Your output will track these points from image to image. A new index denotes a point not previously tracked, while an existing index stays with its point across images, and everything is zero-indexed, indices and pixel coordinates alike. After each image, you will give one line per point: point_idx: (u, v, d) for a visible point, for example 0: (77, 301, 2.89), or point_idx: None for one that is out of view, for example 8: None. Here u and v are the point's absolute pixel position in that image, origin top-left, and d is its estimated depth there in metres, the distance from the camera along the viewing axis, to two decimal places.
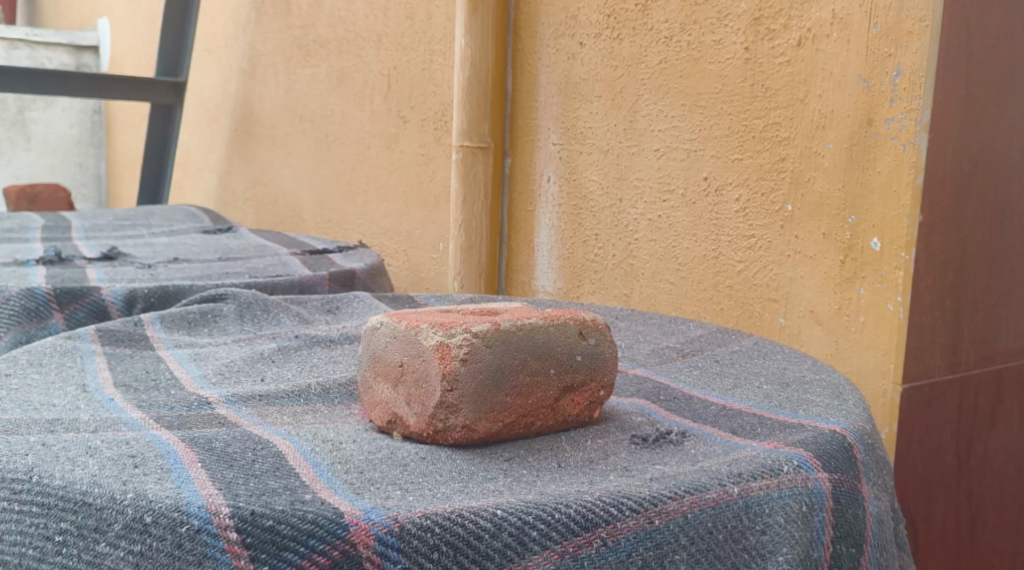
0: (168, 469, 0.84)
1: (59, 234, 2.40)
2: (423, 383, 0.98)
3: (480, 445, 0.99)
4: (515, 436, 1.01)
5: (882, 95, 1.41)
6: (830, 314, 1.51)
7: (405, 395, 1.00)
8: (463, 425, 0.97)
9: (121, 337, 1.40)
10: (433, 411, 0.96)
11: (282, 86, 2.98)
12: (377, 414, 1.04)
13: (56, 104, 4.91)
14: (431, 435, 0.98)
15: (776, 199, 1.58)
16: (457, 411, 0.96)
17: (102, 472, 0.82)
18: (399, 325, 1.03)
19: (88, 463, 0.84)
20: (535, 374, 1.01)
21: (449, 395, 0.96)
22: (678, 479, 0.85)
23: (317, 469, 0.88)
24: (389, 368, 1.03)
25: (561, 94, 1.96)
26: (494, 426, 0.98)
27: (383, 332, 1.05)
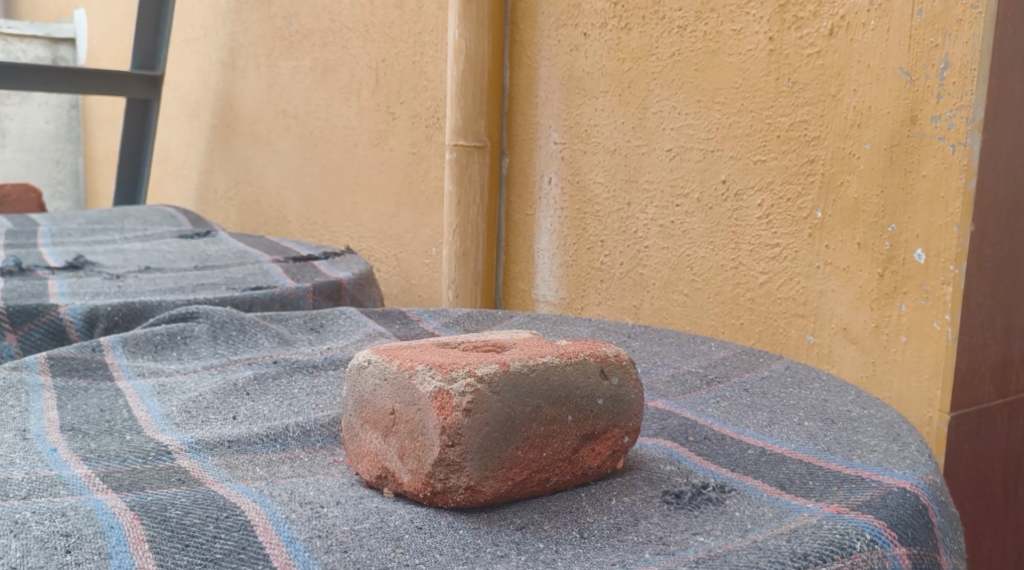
0: (106, 556, 0.72)
1: (23, 239, 2.25)
2: (419, 435, 0.85)
3: (487, 508, 0.86)
4: (526, 494, 0.88)
5: (928, 90, 1.26)
6: (865, 332, 1.37)
7: (397, 449, 0.87)
8: (467, 486, 0.84)
9: (75, 367, 1.27)
10: (431, 471, 0.84)
11: (263, 80, 2.82)
12: (362, 466, 0.91)
13: (32, 99, 4.75)
14: (428, 496, 0.85)
15: (804, 205, 1.42)
16: (460, 470, 0.83)
17: (24, 563, 0.71)
18: (391, 366, 0.88)
19: (9, 548, 0.73)
20: (552, 423, 0.88)
21: (450, 452, 0.83)
22: (733, 563, 0.74)
23: (292, 553, 0.75)
24: (378, 415, 0.89)
25: (564, 89, 1.80)
26: (505, 486, 0.86)
27: (371, 372, 0.91)
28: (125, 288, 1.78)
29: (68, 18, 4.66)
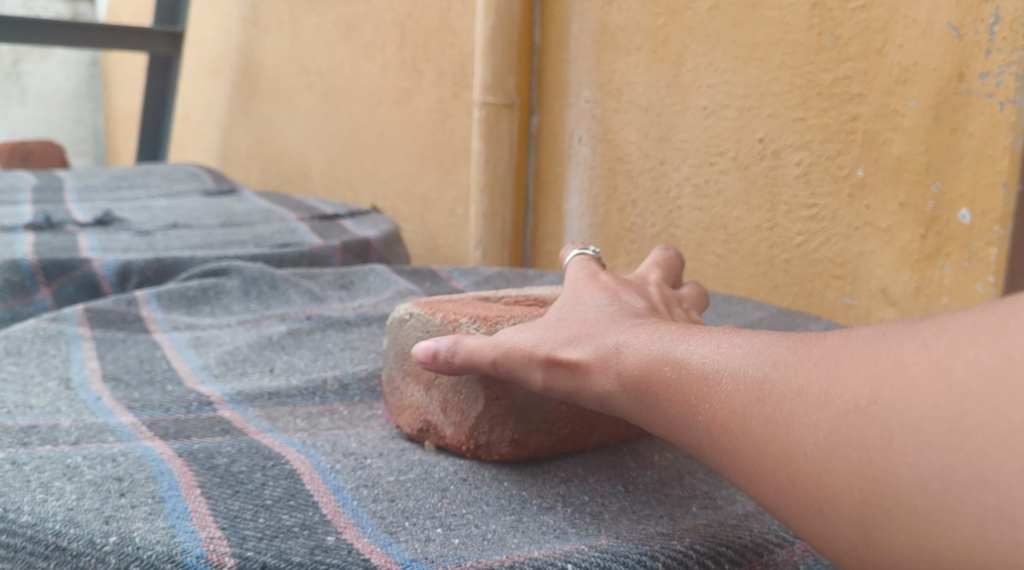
0: (161, 500, 0.80)
1: (50, 195, 2.24)
2: (463, 389, 0.92)
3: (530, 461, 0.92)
4: (571, 450, 0.94)
5: (977, 46, 1.22)
6: (906, 294, 1.33)
7: (439, 403, 0.94)
8: (511, 440, 0.91)
9: (112, 319, 1.27)
10: (473, 424, 0.91)
11: (286, 36, 2.78)
12: (405, 418, 0.97)
13: (53, 56, 4.79)
14: (472, 449, 0.92)
15: (844, 164, 1.38)
16: (504, 424, 0.91)
17: (81, 506, 0.79)
18: (436, 321, 0.96)
19: (65, 493, 0.81)
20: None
21: (495, 405, 0.91)
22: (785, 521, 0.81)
23: (341, 500, 0.82)
24: (420, 367, 0.96)
25: (596, 45, 1.74)
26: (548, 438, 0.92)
27: (413, 325, 0.98)
28: (154, 244, 1.77)
29: None
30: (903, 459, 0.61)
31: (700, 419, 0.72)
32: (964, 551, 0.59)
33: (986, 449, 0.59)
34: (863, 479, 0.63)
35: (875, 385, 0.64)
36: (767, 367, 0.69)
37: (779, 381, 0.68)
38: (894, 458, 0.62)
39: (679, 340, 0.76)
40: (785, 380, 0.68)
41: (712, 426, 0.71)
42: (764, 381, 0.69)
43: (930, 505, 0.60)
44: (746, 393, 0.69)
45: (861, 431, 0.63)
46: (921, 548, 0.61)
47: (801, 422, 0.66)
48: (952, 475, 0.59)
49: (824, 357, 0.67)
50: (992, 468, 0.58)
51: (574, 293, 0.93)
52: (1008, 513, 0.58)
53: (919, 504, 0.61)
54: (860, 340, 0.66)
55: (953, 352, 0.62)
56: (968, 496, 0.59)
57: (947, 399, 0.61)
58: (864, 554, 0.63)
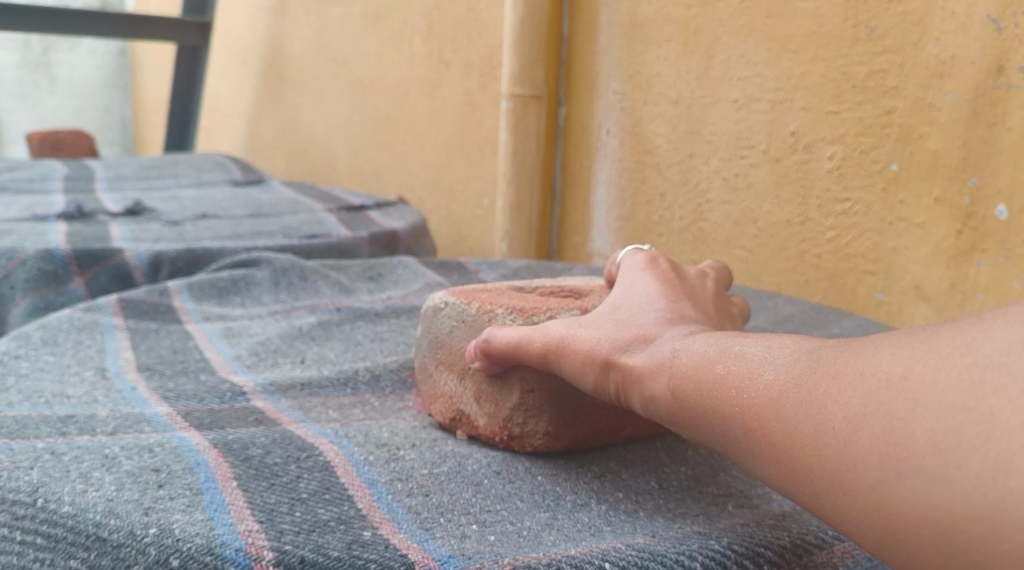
0: (199, 492, 0.80)
1: (80, 185, 2.25)
2: (498, 380, 0.93)
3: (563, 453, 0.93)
4: (603, 443, 0.94)
5: (1016, 39, 1.20)
6: (940, 291, 1.32)
7: (472, 393, 0.95)
8: (545, 432, 0.91)
9: (145, 309, 1.27)
10: (507, 416, 0.92)
11: (313, 26, 2.78)
12: (439, 407, 0.98)
13: (80, 46, 4.83)
14: (505, 440, 0.92)
15: (878, 157, 1.36)
16: (539, 416, 0.91)
17: (120, 496, 0.79)
18: (471, 310, 0.96)
19: (104, 483, 0.81)
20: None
21: (530, 397, 0.91)
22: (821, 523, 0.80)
23: (376, 493, 0.82)
24: (454, 357, 0.97)
25: (625, 36, 1.72)
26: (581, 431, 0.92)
27: (447, 314, 0.99)
28: (184, 234, 1.77)
29: None
30: (921, 422, 0.62)
31: (735, 414, 0.71)
32: (963, 505, 0.59)
33: (1000, 413, 0.59)
34: (883, 443, 0.63)
35: (907, 362, 0.63)
36: (803, 347, 0.70)
37: (821, 375, 0.67)
38: (913, 422, 0.62)
39: (734, 344, 0.75)
40: (828, 371, 0.67)
41: (750, 422, 0.70)
42: (805, 372, 0.68)
43: (939, 462, 0.60)
44: (790, 386, 0.68)
45: (887, 403, 0.63)
46: (927, 507, 0.61)
47: (832, 398, 0.66)
48: (962, 434, 0.60)
49: (865, 345, 0.66)
50: (999, 426, 0.59)
51: (630, 291, 0.92)
52: (1006, 466, 0.58)
53: (927, 463, 0.61)
54: (900, 331, 0.66)
55: (986, 329, 0.61)
56: (974, 451, 0.59)
57: (972, 368, 0.61)
58: (876, 520, 0.63)
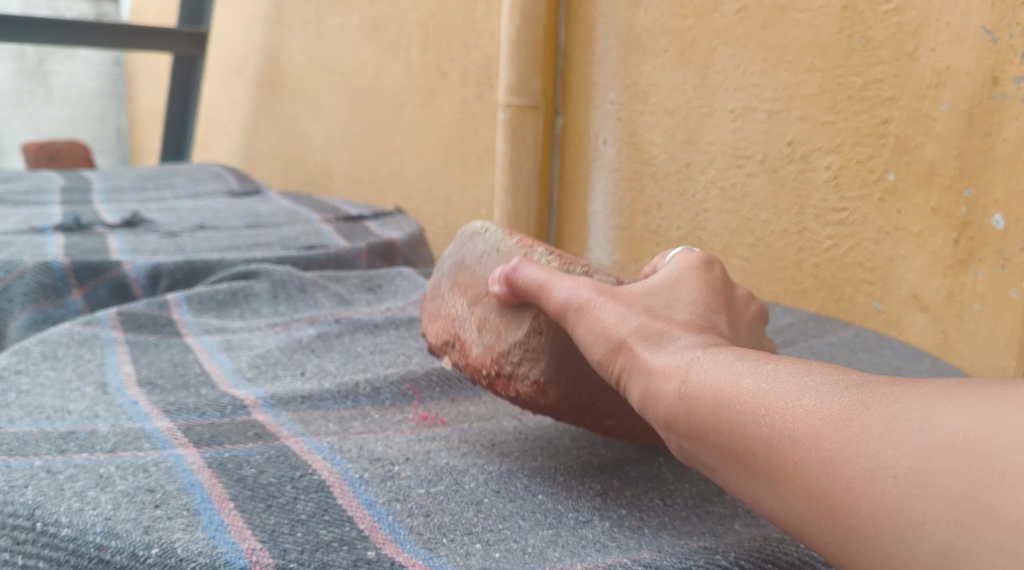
0: (195, 513, 0.80)
1: (77, 196, 2.25)
2: (511, 312, 0.96)
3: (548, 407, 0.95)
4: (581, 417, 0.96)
5: (1011, 50, 1.20)
6: (937, 300, 1.32)
7: (478, 320, 0.98)
8: (535, 381, 0.94)
9: (144, 322, 1.27)
10: (506, 353, 0.95)
11: (309, 36, 2.79)
12: (441, 326, 1.03)
13: (75, 55, 4.84)
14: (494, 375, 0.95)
15: (874, 167, 1.37)
16: (535, 361, 0.94)
17: (119, 515, 0.80)
18: (509, 244, 0.99)
19: (101, 502, 0.82)
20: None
21: (535, 341, 0.94)
22: None
23: (375, 515, 0.82)
24: (472, 281, 1.00)
25: (622, 46, 1.73)
26: (573, 395, 0.94)
27: (484, 240, 1.02)
28: (182, 245, 1.78)
29: None
30: (1003, 496, 0.61)
31: (759, 426, 0.73)
32: None
33: None
34: (958, 508, 0.63)
35: (986, 425, 0.63)
36: (863, 392, 0.70)
37: (871, 412, 0.68)
38: (995, 493, 0.61)
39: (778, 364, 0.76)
40: (884, 411, 0.68)
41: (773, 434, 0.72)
42: (853, 405, 0.69)
43: (1017, 536, 0.60)
44: (833, 414, 0.70)
45: (965, 468, 0.63)
46: None
47: (899, 451, 0.66)
48: None
49: (934, 396, 0.66)
50: None
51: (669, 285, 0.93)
52: None
53: (1008, 536, 0.60)
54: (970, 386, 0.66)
55: None
56: None
57: None
58: None
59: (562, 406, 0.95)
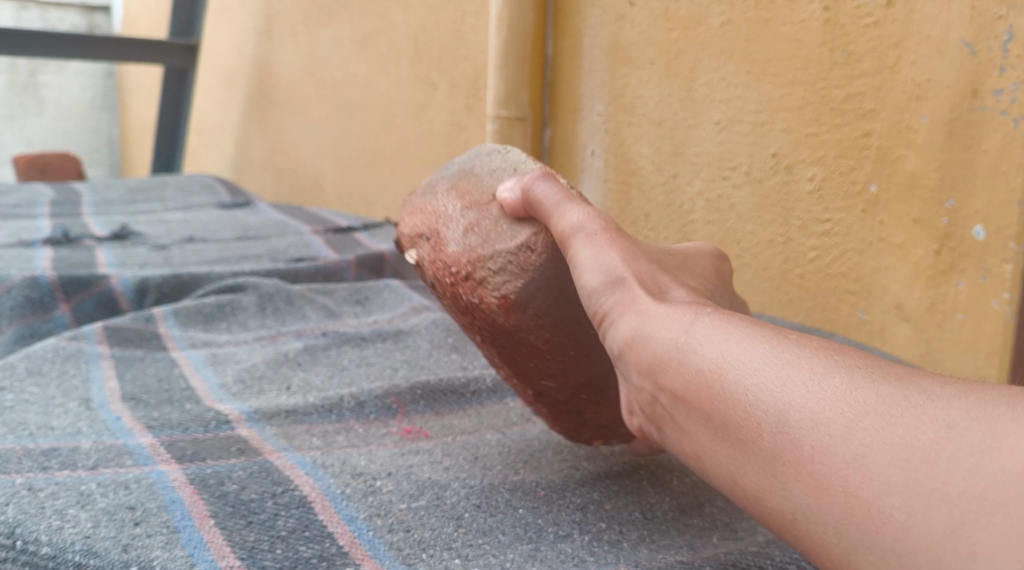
0: (175, 530, 0.82)
1: (67, 208, 2.26)
2: (514, 221, 0.98)
3: (504, 332, 0.96)
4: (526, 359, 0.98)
5: (990, 63, 1.20)
6: (920, 311, 1.30)
7: (466, 223, 0.99)
8: (508, 296, 0.95)
9: (130, 337, 1.28)
10: (488, 259, 0.96)
11: (300, 48, 2.80)
12: (422, 221, 1.03)
13: (67, 67, 4.86)
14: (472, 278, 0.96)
15: (857, 179, 1.36)
16: (519, 276, 0.95)
17: (98, 534, 0.82)
18: (528, 166, 1.02)
19: (81, 520, 0.83)
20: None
21: (526, 256, 0.95)
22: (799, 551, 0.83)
23: (356, 531, 0.84)
24: (476, 188, 1.02)
25: (609, 59, 1.72)
26: (534, 330, 0.95)
27: (504, 159, 1.05)
28: (171, 258, 1.78)
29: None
30: None
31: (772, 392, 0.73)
32: None
33: None
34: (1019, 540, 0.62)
35: None
36: (911, 396, 0.68)
37: (910, 408, 0.68)
38: None
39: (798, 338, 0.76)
40: (929, 413, 0.67)
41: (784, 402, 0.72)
42: (888, 400, 0.69)
43: None
44: (865, 397, 0.69)
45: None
46: None
47: (954, 471, 0.65)
48: None
49: (992, 411, 0.65)
50: None
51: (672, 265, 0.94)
52: None
53: None
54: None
55: None
56: None
57: None
58: None
59: (517, 337, 0.96)
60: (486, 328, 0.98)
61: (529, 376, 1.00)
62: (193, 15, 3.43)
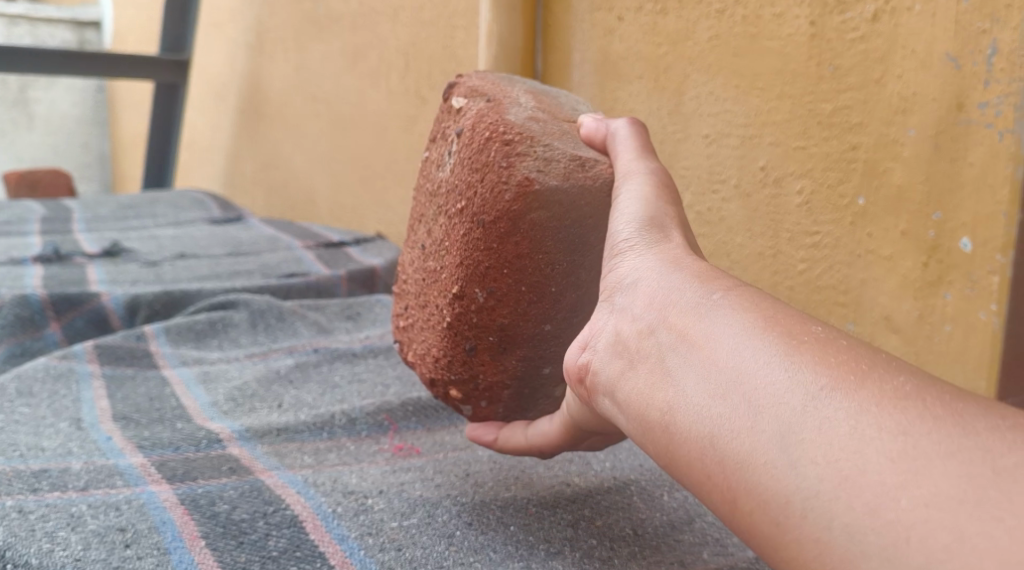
0: (166, 551, 0.83)
1: (58, 226, 2.26)
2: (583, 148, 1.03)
3: (496, 215, 0.96)
4: (478, 263, 0.99)
5: (975, 76, 1.18)
6: (909, 322, 1.29)
7: (531, 114, 1.03)
8: (535, 182, 0.96)
9: (122, 355, 1.28)
10: (542, 144, 0.98)
11: (291, 64, 2.80)
12: (492, 92, 1.06)
13: (59, 83, 4.87)
14: (514, 146, 0.97)
15: (845, 192, 1.34)
16: (558, 179, 0.97)
17: (89, 556, 0.82)
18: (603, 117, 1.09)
19: (72, 542, 0.84)
20: (567, 316, 1.01)
21: (574, 173, 0.98)
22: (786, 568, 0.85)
23: (347, 549, 0.84)
24: (550, 105, 1.08)
25: (598, 73, 1.71)
26: (521, 232, 0.97)
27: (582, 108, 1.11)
28: (162, 275, 1.78)
29: (95, 5, 4.74)
30: None
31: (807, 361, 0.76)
32: None
33: None
34: None
35: None
36: (988, 425, 0.69)
37: (986, 440, 0.68)
38: None
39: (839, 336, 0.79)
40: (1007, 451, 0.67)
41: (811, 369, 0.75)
42: (957, 421, 0.69)
43: None
44: (933, 412, 0.70)
45: None
46: None
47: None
48: None
49: None
50: None
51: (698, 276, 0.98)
52: None
53: None
54: None
55: None
56: None
57: None
58: None
59: (503, 225, 0.96)
60: (483, 199, 0.98)
61: (465, 279, 1.00)
62: (184, 31, 3.43)
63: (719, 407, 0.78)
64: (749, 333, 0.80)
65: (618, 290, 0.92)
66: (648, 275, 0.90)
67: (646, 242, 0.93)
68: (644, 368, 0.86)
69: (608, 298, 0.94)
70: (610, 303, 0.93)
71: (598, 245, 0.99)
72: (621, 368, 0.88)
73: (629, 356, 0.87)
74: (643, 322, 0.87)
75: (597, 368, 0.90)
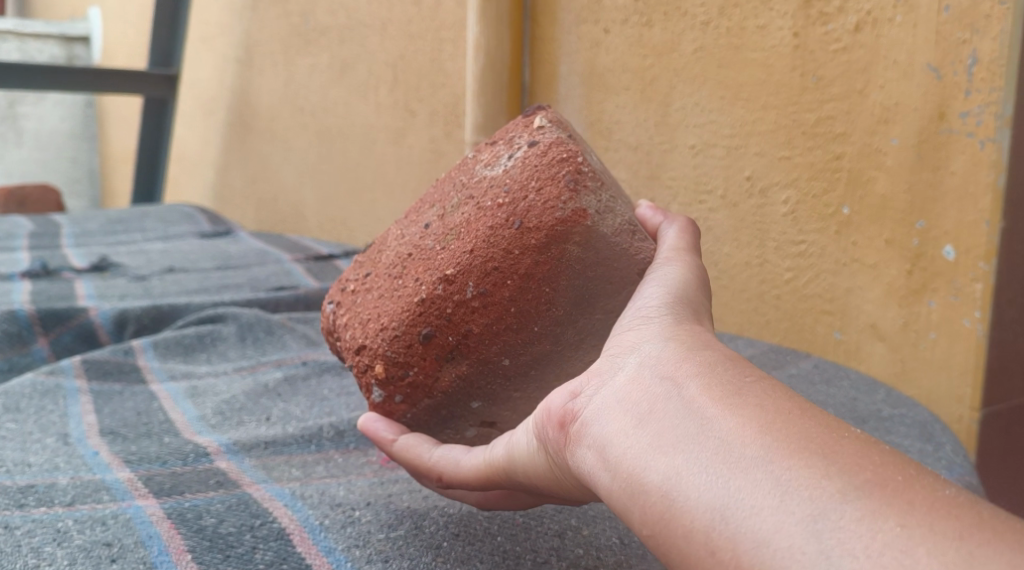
0: (152, 566, 0.83)
1: (46, 241, 2.26)
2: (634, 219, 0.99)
3: (537, 225, 0.92)
4: (483, 262, 0.93)
5: (956, 86, 1.19)
6: (894, 330, 1.30)
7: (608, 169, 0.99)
8: (589, 223, 0.91)
9: (109, 370, 1.28)
10: (613, 198, 0.95)
11: (280, 77, 2.81)
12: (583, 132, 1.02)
13: (47, 98, 4.86)
14: (587, 179, 0.93)
15: (830, 201, 1.35)
16: (612, 234, 0.93)
17: None
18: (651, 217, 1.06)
19: (59, 559, 0.84)
20: (530, 366, 0.96)
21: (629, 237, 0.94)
22: None
23: (334, 562, 0.85)
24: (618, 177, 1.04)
25: (585, 85, 1.72)
26: (550, 253, 0.92)
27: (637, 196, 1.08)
28: (150, 290, 1.78)
29: (84, 20, 4.75)
30: None
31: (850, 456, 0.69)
32: None
33: None
34: None
35: None
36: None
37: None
38: None
39: None
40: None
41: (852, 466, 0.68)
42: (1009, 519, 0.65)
43: None
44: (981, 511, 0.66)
45: None
46: None
47: None
48: None
49: None
50: None
51: None
52: None
53: None
54: None
55: None
56: None
57: None
58: None
59: (536, 239, 0.91)
60: (530, 204, 0.92)
61: (465, 266, 0.94)
62: (172, 45, 3.44)
63: (751, 491, 0.69)
64: (793, 422, 0.71)
65: (627, 346, 0.83)
66: (667, 337, 0.81)
67: (672, 309, 0.85)
68: (654, 429, 0.75)
69: (614, 351, 0.83)
70: (612, 357, 0.83)
71: (598, 310, 0.94)
72: (624, 424, 0.77)
73: (637, 414, 0.76)
74: (660, 382, 0.77)
75: (589, 418, 0.79)
